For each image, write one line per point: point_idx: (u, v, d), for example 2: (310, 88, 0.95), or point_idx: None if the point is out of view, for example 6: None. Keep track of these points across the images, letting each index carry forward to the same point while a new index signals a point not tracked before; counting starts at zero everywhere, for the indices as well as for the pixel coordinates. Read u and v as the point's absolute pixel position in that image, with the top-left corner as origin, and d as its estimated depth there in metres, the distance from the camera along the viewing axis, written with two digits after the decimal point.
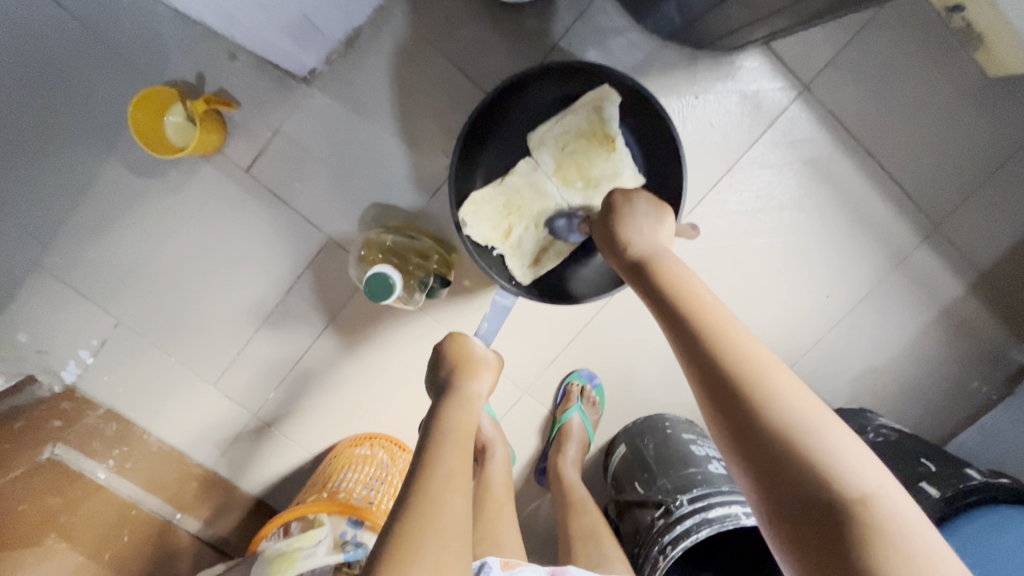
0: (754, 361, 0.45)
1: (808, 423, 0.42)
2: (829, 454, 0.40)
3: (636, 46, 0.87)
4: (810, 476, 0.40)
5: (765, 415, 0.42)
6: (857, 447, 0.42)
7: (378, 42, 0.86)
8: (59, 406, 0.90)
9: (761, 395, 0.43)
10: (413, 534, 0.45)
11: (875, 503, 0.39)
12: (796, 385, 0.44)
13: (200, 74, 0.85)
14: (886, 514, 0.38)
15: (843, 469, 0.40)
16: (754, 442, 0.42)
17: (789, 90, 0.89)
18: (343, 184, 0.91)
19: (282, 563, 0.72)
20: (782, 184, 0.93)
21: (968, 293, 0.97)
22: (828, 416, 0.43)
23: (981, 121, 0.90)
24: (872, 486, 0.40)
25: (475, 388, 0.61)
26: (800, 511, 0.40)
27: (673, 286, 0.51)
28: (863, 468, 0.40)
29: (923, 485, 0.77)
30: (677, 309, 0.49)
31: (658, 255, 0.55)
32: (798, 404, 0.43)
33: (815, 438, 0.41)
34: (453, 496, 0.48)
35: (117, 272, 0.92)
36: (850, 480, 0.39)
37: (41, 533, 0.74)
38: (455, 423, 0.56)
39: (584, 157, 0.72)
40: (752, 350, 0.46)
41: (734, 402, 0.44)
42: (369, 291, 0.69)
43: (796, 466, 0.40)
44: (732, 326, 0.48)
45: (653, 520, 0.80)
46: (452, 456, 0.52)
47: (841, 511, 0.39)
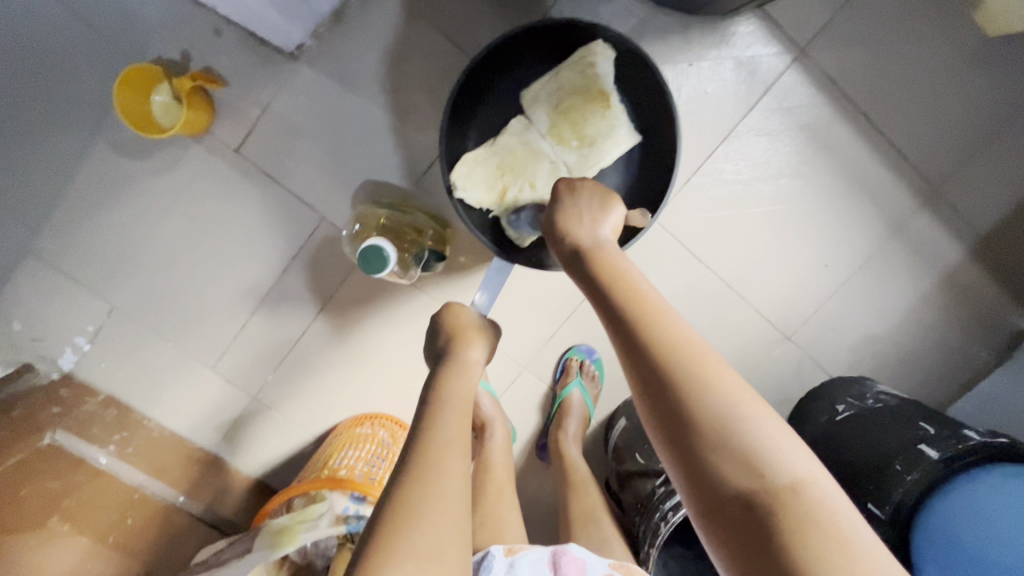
0: (686, 355, 0.45)
1: (737, 412, 0.42)
2: (759, 447, 0.41)
3: (628, 12, 0.86)
4: (738, 470, 0.41)
5: (694, 408, 0.43)
6: (786, 436, 0.42)
7: (366, 14, 0.84)
8: (57, 393, 0.90)
9: (692, 385, 0.43)
10: (413, 497, 0.45)
11: (803, 492, 0.40)
12: (727, 374, 0.44)
13: (185, 52, 0.85)
14: (813, 502, 0.40)
15: (770, 460, 0.41)
16: (684, 434, 0.43)
17: (784, 54, 0.88)
18: (335, 162, 0.90)
19: (284, 535, 0.73)
20: (779, 150, 0.92)
21: (967, 257, 0.97)
22: (758, 403, 0.44)
23: (978, 80, 0.89)
24: (802, 473, 0.41)
25: (473, 355, 0.61)
26: (728, 502, 0.41)
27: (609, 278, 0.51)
28: (792, 454, 0.41)
29: (922, 446, 0.76)
30: (612, 301, 0.50)
31: (599, 245, 0.54)
32: (728, 396, 0.43)
33: (744, 427, 0.42)
34: (452, 459, 0.48)
35: (109, 257, 0.91)
36: (778, 471, 0.40)
37: (44, 515, 0.77)
38: (453, 390, 0.55)
39: (579, 115, 0.72)
40: (684, 343, 0.46)
41: (664, 394, 0.44)
42: (363, 264, 0.69)
43: (722, 455, 0.41)
44: (667, 316, 0.48)
45: (654, 488, 0.81)
46: (450, 421, 0.52)
47: (761, 500, 0.40)
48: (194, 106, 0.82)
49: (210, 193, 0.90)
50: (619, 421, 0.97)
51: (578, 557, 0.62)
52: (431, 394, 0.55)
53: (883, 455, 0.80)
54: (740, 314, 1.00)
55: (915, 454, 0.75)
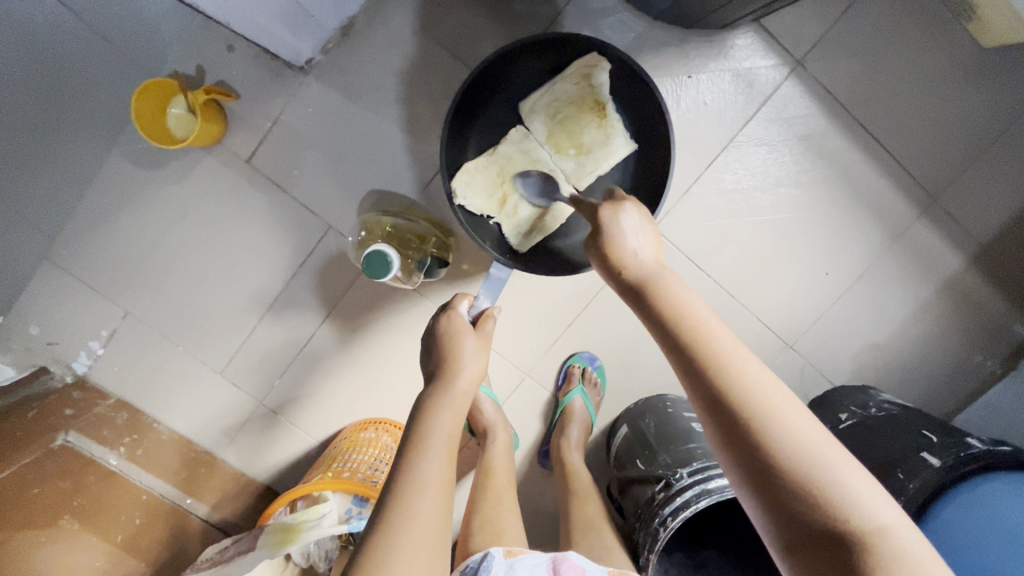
0: (758, 400, 0.43)
1: (820, 453, 0.41)
2: (850, 500, 0.40)
3: (627, 26, 0.89)
4: (829, 520, 0.40)
5: (771, 447, 0.42)
6: (869, 483, 0.42)
7: (372, 29, 0.87)
8: (70, 395, 0.92)
9: (768, 426, 0.42)
10: (383, 545, 0.45)
11: (884, 537, 0.39)
12: (808, 422, 0.43)
13: (200, 66, 0.90)
14: (896, 547, 0.39)
15: (855, 505, 0.40)
16: (773, 489, 0.41)
17: (782, 67, 0.90)
18: (341, 171, 0.92)
19: (287, 535, 0.75)
20: (778, 161, 0.93)
21: (968, 265, 0.97)
22: (819, 433, 0.43)
23: (976, 91, 0.90)
24: (888, 519, 0.40)
25: (460, 377, 0.60)
26: (821, 550, 0.40)
27: (676, 310, 0.49)
28: (870, 501, 0.40)
29: (924, 454, 0.75)
30: (671, 325, 0.49)
31: (651, 275, 0.52)
32: (809, 446, 0.41)
33: (830, 468, 0.41)
34: (430, 502, 0.49)
35: (123, 264, 0.95)
36: (864, 513, 0.39)
37: (55, 513, 0.76)
38: (438, 424, 0.55)
39: (575, 125, 0.75)
40: (757, 382, 0.44)
41: (746, 437, 0.43)
42: (367, 269, 0.70)
43: (810, 504, 0.40)
44: (736, 355, 0.46)
45: (654, 494, 0.80)
46: (433, 462, 0.51)
47: (858, 551, 0.39)
48: (210, 120, 0.85)
49: (220, 202, 0.93)
50: (620, 429, 0.98)
51: (577, 564, 0.61)
52: (417, 424, 0.55)
53: (886, 463, 0.79)
54: (741, 322, 1.00)
55: (917, 462, 0.74)
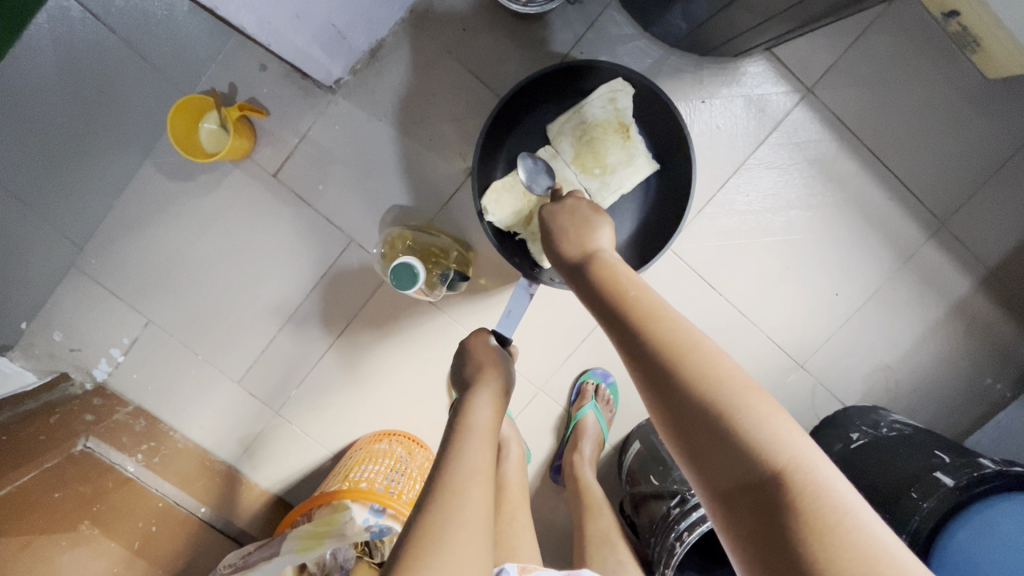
0: (677, 351, 0.46)
1: (730, 389, 0.43)
2: (762, 436, 0.41)
3: (644, 53, 0.92)
4: (743, 461, 0.41)
5: (684, 383, 0.45)
6: (787, 423, 0.42)
7: (399, 51, 0.91)
8: (90, 401, 0.94)
9: (682, 365, 0.45)
10: (434, 528, 0.46)
11: (796, 474, 0.39)
12: (727, 369, 0.45)
13: (233, 85, 0.93)
14: (808, 483, 0.38)
15: (768, 442, 0.41)
16: (693, 435, 0.43)
17: (792, 93, 0.93)
18: (364, 186, 0.95)
19: (310, 541, 0.76)
20: (789, 183, 0.96)
21: (976, 288, 0.98)
22: (735, 372, 0.45)
23: (982, 119, 0.93)
24: (806, 460, 0.40)
25: (493, 384, 0.61)
26: (740, 493, 0.40)
27: (610, 284, 0.54)
28: (784, 440, 0.41)
29: (937, 474, 0.74)
30: (606, 286, 0.54)
31: (594, 256, 0.58)
32: (724, 383, 0.44)
33: (740, 403, 0.43)
34: (475, 492, 0.49)
35: (147, 273, 0.97)
36: (776, 450, 0.40)
37: (76, 518, 0.75)
38: (477, 421, 0.57)
39: (601, 145, 0.77)
40: (674, 336, 0.47)
41: (665, 388, 0.45)
42: (393, 280, 0.72)
43: (724, 445, 0.42)
44: (661, 314, 0.50)
45: (669, 509, 0.80)
46: (475, 453, 0.52)
47: (773, 490, 0.39)
48: (240, 134, 0.88)
49: (245, 214, 0.95)
50: (633, 445, 0.99)
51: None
52: (458, 422, 0.57)
53: (900, 483, 0.78)
54: (753, 341, 1.02)
55: (931, 481, 0.74)
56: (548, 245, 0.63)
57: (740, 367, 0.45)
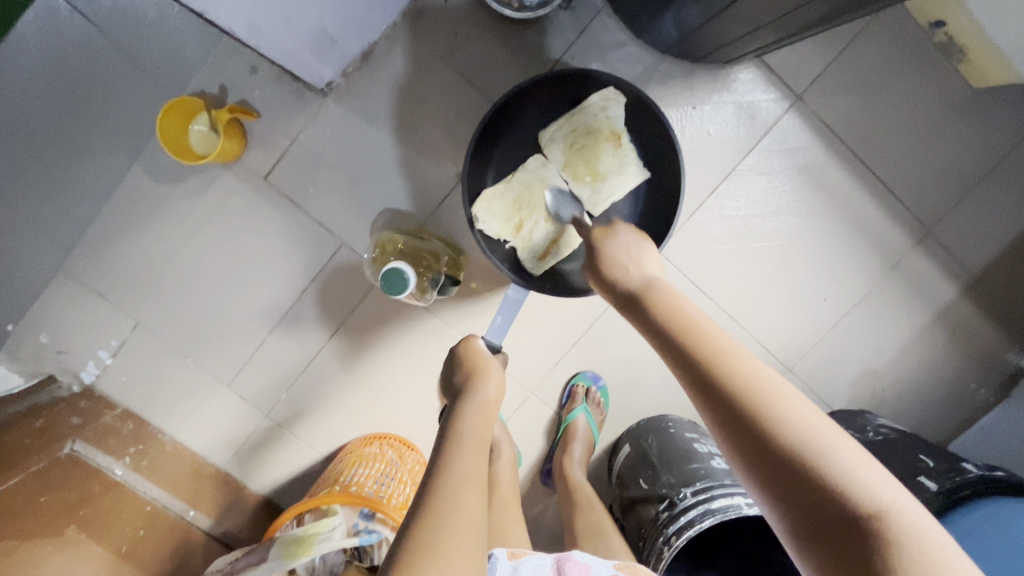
0: (752, 389, 0.44)
1: (814, 428, 0.42)
2: (849, 478, 0.40)
3: (635, 59, 0.93)
4: (833, 504, 0.39)
5: (764, 422, 0.43)
6: (870, 461, 0.41)
7: (391, 55, 0.91)
8: (77, 405, 0.93)
9: (762, 403, 0.43)
10: (428, 537, 0.46)
11: (887, 515, 0.38)
12: (803, 404, 0.44)
13: (223, 87, 0.91)
14: (897, 524, 0.38)
15: (855, 482, 0.39)
16: (774, 473, 0.41)
17: (782, 100, 0.94)
18: (356, 190, 0.95)
19: (297, 547, 0.74)
20: (779, 190, 0.97)
21: (961, 295, 1.00)
22: (811, 408, 0.44)
23: (968, 127, 0.94)
24: (891, 499, 0.39)
25: (486, 392, 0.62)
26: (829, 535, 0.39)
27: (672, 316, 0.51)
28: (870, 480, 0.40)
29: (921, 479, 0.76)
30: (667, 318, 0.51)
31: (650, 284, 0.55)
32: (804, 422, 0.42)
33: (825, 443, 0.41)
34: (468, 500, 0.49)
35: (136, 276, 0.96)
36: (862, 490, 0.39)
37: (62, 523, 0.74)
38: (469, 428, 0.57)
39: (591, 154, 0.78)
40: (747, 371, 0.45)
41: (744, 428, 0.43)
42: (384, 286, 0.72)
43: (810, 485, 0.40)
44: (731, 349, 0.48)
45: (657, 513, 0.82)
46: (467, 461, 0.53)
47: (866, 533, 0.38)
48: (228, 135, 0.87)
49: (235, 216, 0.95)
50: (623, 448, 0.99)
51: (582, 562, 0.63)
52: (449, 430, 0.57)
53: None
54: (743, 346, 1.03)
55: (915, 486, 0.76)
56: (594, 272, 0.60)
57: (813, 403, 0.44)
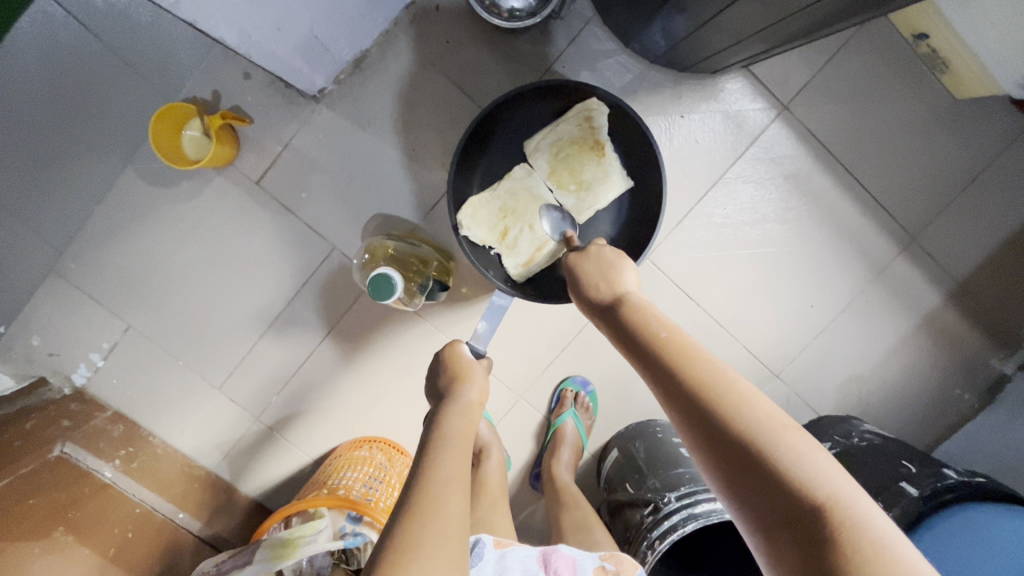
0: (711, 390, 0.46)
1: (768, 426, 0.43)
2: (800, 473, 0.41)
3: (625, 68, 0.94)
4: (785, 499, 0.40)
5: (721, 420, 0.44)
6: (824, 458, 0.42)
7: (383, 62, 0.92)
8: (68, 407, 0.93)
9: (720, 403, 0.45)
10: (411, 537, 0.46)
11: (838, 508, 0.39)
12: (762, 404, 0.45)
13: (217, 91, 0.92)
14: (848, 517, 0.39)
15: (807, 477, 0.41)
16: (730, 468, 0.43)
17: (769, 110, 0.95)
18: (347, 195, 0.96)
19: (285, 549, 0.75)
20: (766, 198, 0.98)
21: (945, 302, 1.01)
22: (768, 407, 0.45)
23: (952, 137, 0.96)
24: (843, 493, 0.40)
25: (471, 395, 0.63)
26: (783, 528, 0.40)
27: (639, 322, 0.53)
28: (823, 475, 0.41)
29: (903, 484, 0.77)
30: (635, 323, 0.53)
31: (624, 293, 0.57)
32: (760, 420, 0.44)
33: (778, 440, 0.42)
34: (452, 500, 0.50)
35: (128, 278, 0.97)
36: (815, 484, 0.40)
37: (50, 524, 0.75)
38: (453, 430, 0.57)
39: (577, 163, 0.79)
40: (708, 373, 0.47)
41: (703, 426, 0.45)
42: (372, 290, 0.73)
43: (765, 481, 0.41)
44: (693, 351, 0.49)
45: (642, 518, 0.82)
46: (451, 461, 0.53)
47: (816, 526, 0.39)
48: (222, 141, 0.88)
49: (227, 220, 0.96)
50: (611, 453, 1.00)
51: (568, 554, 0.64)
52: (433, 431, 0.58)
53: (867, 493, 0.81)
54: (731, 351, 1.04)
55: (896, 492, 0.76)
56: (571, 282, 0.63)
57: (774, 402, 0.45)
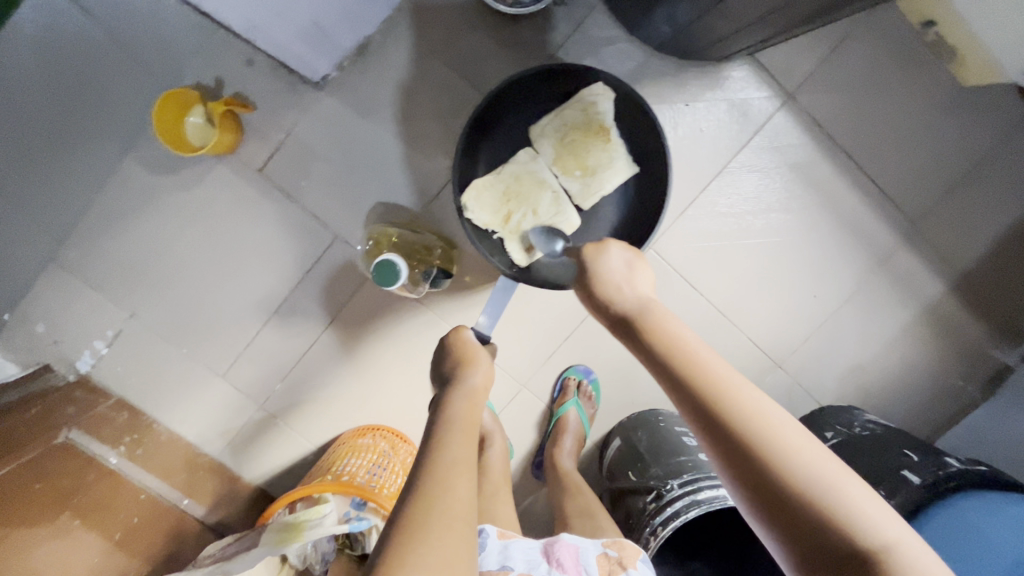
0: (759, 432, 0.46)
1: (816, 468, 0.45)
2: (851, 518, 0.43)
3: (629, 56, 0.93)
4: (839, 543, 0.43)
5: (770, 465, 0.45)
6: (868, 497, 0.45)
7: (386, 50, 0.92)
8: (73, 394, 0.93)
9: (769, 445, 0.46)
10: (418, 520, 0.47)
11: (890, 553, 0.42)
12: (807, 446, 0.46)
13: (218, 79, 0.91)
14: (896, 560, 0.42)
15: (859, 521, 0.43)
16: (779, 510, 0.45)
17: (774, 98, 0.95)
18: (350, 183, 0.95)
19: (291, 533, 0.75)
20: (770, 187, 0.98)
21: (948, 293, 1.01)
22: (810, 445, 0.47)
23: (956, 127, 0.95)
24: (889, 534, 0.43)
25: (475, 380, 0.63)
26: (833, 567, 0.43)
27: (672, 350, 0.52)
28: (874, 517, 0.44)
29: (905, 472, 0.77)
30: (666, 350, 0.52)
31: (645, 310, 0.56)
32: (806, 463, 0.45)
33: (826, 481, 0.45)
34: (458, 482, 0.50)
35: (131, 266, 0.97)
36: (866, 530, 0.43)
37: (56, 509, 0.75)
38: (458, 415, 0.57)
39: (582, 148, 0.79)
40: (754, 413, 0.47)
41: (753, 470, 0.46)
42: (376, 276, 0.73)
43: (814, 524, 0.44)
44: (732, 386, 0.49)
45: (645, 505, 0.83)
46: (457, 445, 0.54)
47: (873, 566, 0.42)
48: (225, 129, 0.87)
49: (230, 208, 0.96)
50: (613, 442, 1.00)
51: (571, 543, 0.65)
52: (439, 417, 0.58)
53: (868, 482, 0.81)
54: (733, 341, 1.04)
55: (897, 480, 0.76)
56: (587, 295, 0.60)
57: (815, 443, 0.47)
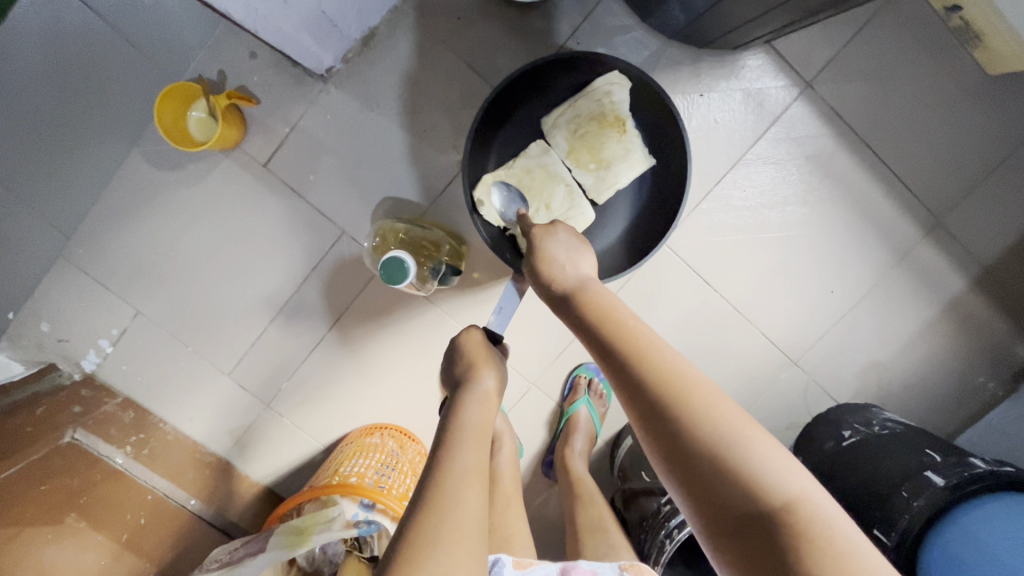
0: (672, 385, 0.45)
1: (727, 421, 0.43)
2: (761, 471, 0.40)
3: (641, 44, 0.91)
4: (743, 497, 0.40)
5: (678, 418, 0.43)
6: (785, 457, 0.42)
7: (392, 40, 0.90)
8: (79, 393, 0.93)
9: (680, 397, 0.44)
10: (428, 532, 0.45)
11: (801, 509, 0.39)
12: (724, 402, 0.44)
13: (222, 72, 0.92)
14: (815, 515, 0.39)
15: (770, 476, 0.40)
16: (685, 464, 0.43)
17: (791, 88, 0.92)
18: (356, 178, 0.93)
19: (298, 537, 0.74)
20: (786, 179, 0.95)
21: (970, 287, 0.98)
22: (727, 403, 0.45)
23: (981, 116, 0.92)
24: (800, 490, 0.40)
25: (487, 384, 0.61)
26: (738, 525, 0.40)
27: (598, 310, 0.52)
28: (787, 473, 0.41)
29: (927, 473, 0.74)
30: (591, 311, 0.52)
31: (582, 286, 0.55)
32: (719, 416, 0.43)
33: (736, 434, 0.42)
34: (469, 494, 0.48)
35: (136, 263, 0.96)
36: (781, 485, 0.40)
37: (63, 510, 0.74)
38: (471, 421, 0.56)
39: (596, 139, 0.76)
40: (671, 367, 0.46)
41: (662, 422, 0.44)
42: (384, 273, 0.71)
43: (728, 483, 0.41)
44: (653, 344, 0.48)
45: (659, 506, 0.81)
46: (468, 452, 0.52)
47: (776, 523, 0.39)
48: (229, 123, 0.86)
49: (235, 204, 0.94)
50: (625, 441, 0.99)
51: (588, 569, 0.64)
52: (449, 421, 0.56)
53: (888, 482, 0.78)
54: (747, 337, 1.01)
55: (920, 481, 0.73)
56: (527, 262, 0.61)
57: (735, 402, 0.45)
